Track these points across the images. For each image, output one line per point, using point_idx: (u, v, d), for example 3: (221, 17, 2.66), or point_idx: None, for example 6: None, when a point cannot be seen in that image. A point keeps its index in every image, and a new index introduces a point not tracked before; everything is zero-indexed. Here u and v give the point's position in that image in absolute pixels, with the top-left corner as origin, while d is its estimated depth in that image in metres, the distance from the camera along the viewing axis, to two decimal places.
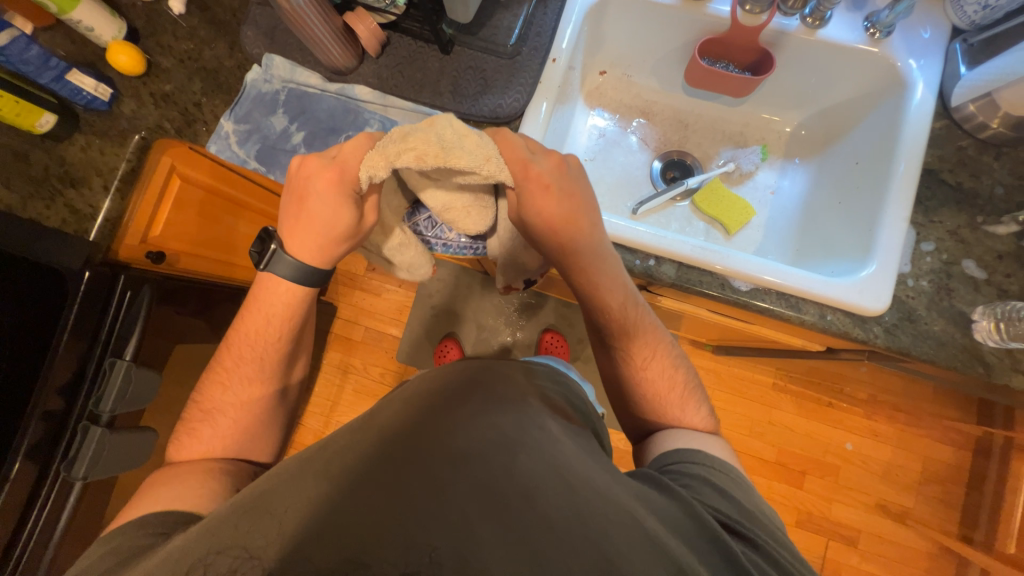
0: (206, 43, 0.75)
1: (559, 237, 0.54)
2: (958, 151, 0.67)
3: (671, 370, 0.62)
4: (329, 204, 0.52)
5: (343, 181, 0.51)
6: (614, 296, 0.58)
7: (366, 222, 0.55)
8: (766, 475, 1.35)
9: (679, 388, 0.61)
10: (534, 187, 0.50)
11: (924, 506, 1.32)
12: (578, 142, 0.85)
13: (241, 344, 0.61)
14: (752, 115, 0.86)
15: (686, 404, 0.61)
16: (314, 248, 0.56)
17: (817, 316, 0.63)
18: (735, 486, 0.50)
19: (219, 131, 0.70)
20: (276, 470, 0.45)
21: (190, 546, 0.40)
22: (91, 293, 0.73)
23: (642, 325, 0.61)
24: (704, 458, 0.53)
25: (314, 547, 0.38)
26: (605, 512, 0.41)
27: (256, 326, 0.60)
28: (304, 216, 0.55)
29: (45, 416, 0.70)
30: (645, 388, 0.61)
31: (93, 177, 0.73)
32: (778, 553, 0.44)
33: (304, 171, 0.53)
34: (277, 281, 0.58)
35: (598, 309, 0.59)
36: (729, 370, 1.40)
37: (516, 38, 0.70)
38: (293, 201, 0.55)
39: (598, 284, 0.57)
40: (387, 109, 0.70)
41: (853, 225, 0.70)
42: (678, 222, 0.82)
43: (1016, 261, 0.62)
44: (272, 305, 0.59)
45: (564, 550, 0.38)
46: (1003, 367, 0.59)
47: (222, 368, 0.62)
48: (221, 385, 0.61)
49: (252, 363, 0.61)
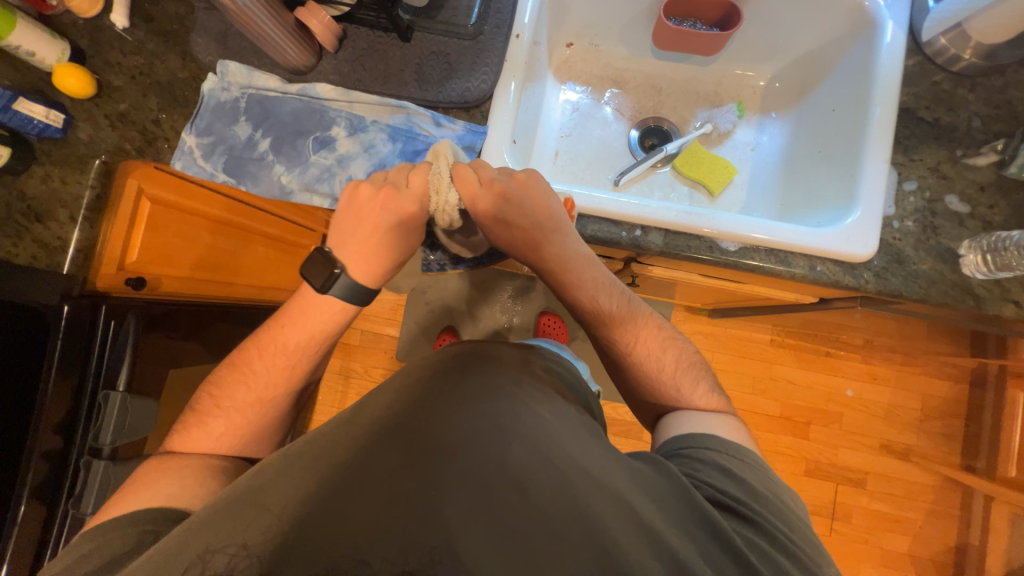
0: (156, 56, 0.71)
1: (523, 248, 0.61)
2: (933, 86, 0.67)
3: (655, 348, 0.62)
4: (399, 232, 0.57)
5: (415, 216, 0.57)
6: (581, 293, 0.62)
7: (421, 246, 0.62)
8: (771, 430, 1.38)
9: (668, 365, 0.62)
10: (489, 220, 0.58)
11: (927, 441, 1.36)
12: (552, 119, 0.83)
13: (272, 348, 0.60)
14: (725, 73, 0.85)
15: (680, 376, 0.61)
16: (377, 274, 0.59)
17: (807, 269, 0.63)
18: (744, 470, 0.50)
19: (182, 146, 0.68)
20: (264, 466, 0.45)
21: (185, 540, 0.39)
22: (74, 327, 0.72)
23: (620, 310, 0.62)
24: (718, 444, 0.53)
25: (314, 546, 0.38)
26: (599, 500, 0.42)
27: (295, 338, 0.59)
28: (370, 243, 0.57)
29: (45, 455, 0.70)
30: (641, 365, 0.62)
31: (58, 209, 0.71)
32: (781, 532, 0.44)
33: (371, 202, 0.57)
34: (331, 299, 0.58)
35: (572, 307, 0.63)
36: (727, 332, 1.41)
37: (476, 17, 0.68)
38: (358, 228, 0.57)
39: (567, 286, 0.62)
40: (352, 105, 0.68)
41: (835, 173, 0.69)
42: (661, 189, 0.81)
43: (998, 191, 0.63)
44: (319, 318, 0.59)
45: (558, 543, 0.39)
46: (993, 298, 0.60)
47: (248, 368, 0.60)
48: (243, 384, 0.59)
49: (281, 369, 0.59)
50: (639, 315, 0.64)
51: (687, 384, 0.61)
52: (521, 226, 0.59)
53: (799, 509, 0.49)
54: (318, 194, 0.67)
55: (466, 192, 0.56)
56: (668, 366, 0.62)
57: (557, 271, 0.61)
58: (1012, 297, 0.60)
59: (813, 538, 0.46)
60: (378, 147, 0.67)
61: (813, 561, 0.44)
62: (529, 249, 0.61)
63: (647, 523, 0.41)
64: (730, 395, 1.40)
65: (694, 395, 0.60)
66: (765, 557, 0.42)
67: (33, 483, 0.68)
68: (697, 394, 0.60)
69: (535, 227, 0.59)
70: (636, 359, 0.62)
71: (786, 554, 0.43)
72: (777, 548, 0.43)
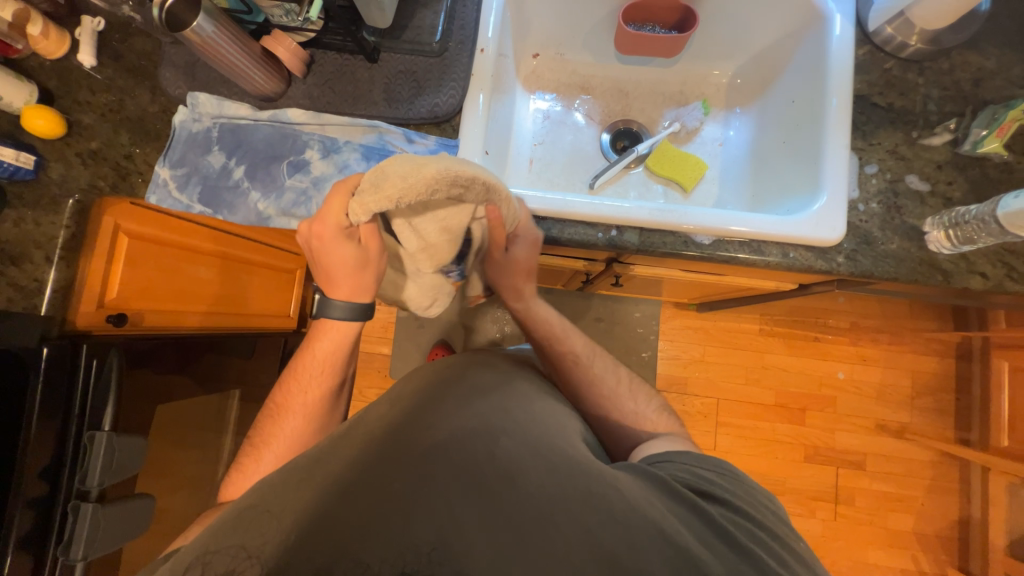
0: (126, 92, 0.72)
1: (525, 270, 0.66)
2: (884, 73, 0.69)
3: (614, 366, 0.69)
4: (332, 250, 0.53)
5: (329, 227, 0.51)
6: (549, 312, 0.71)
7: (372, 248, 0.53)
8: (768, 419, 1.39)
9: (623, 380, 0.68)
10: (512, 243, 0.62)
11: (921, 418, 1.37)
12: (524, 128, 0.85)
13: (292, 385, 0.64)
14: (688, 72, 0.87)
15: (635, 392, 0.67)
16: (350, 286, 0.57)
17: (780, 256, 0.65)
18: (720, 472, 0.51)
19: (156, 179, 0.68)
20: (260, 483, 0.44)
21: (185, 552, 0.38)
22: (55, 368, 0.71)
23: (576, 334, 0.70)
24: (691, 458, 0.53)
25: (311, 552, 0.37)
26: (587, 483, 0.43)
27: (309, 367, 0.63)
28: (324, 267, 0.56)
29: (31, 502, 0.68)
30: (596, 381, 0.66)
31: (33, 251, 0.70)
32: (759, 515, 0.46)
33: (305, 233, 0.55)
34: (325, 321, 0.61)
35: (536, 325, 0.70)
36: (717, 325, 1.43)
37: (440, 35, 0.70)
38: (312, 258, 0.57)
39: (539, 304, 0.71)
40: (324, 128, 0.69)
41: (800, 162, 0.71)
42: (636, 188, 0.83)
43: (955, 168, 0.65)
44: (321, 342, 0.62)
45: (550, 528, 0.39)
46: (960, 272, 0.61)
47: (278, 405, 0.65)
48: (276, 421, 0.64)
49: (304, 399, 0.63)
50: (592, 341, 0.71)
51: (642, 398, 0.66)
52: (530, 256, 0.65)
53: (783, 512, 0.50)
54: (296, 217, 0.67)
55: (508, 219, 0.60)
56: (623, 379, 0.68)
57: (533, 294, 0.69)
58: (979, 269, 0.62)
59: (789, 528, 0.48)
60: (352, 167, 0.67)
61: (792, 543, 0.45)
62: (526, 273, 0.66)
63: (637, 505, 0.42)
64: (725, 387, 1.41)
65: (649, 408, 0.65)
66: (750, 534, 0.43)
67: (18, 535, 0.67)
68: (651, 408, 0.65)
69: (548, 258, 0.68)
70: (598, 372, 0.67)
71: (769, 535, 0.44)
72: (760, 528, 0.44)
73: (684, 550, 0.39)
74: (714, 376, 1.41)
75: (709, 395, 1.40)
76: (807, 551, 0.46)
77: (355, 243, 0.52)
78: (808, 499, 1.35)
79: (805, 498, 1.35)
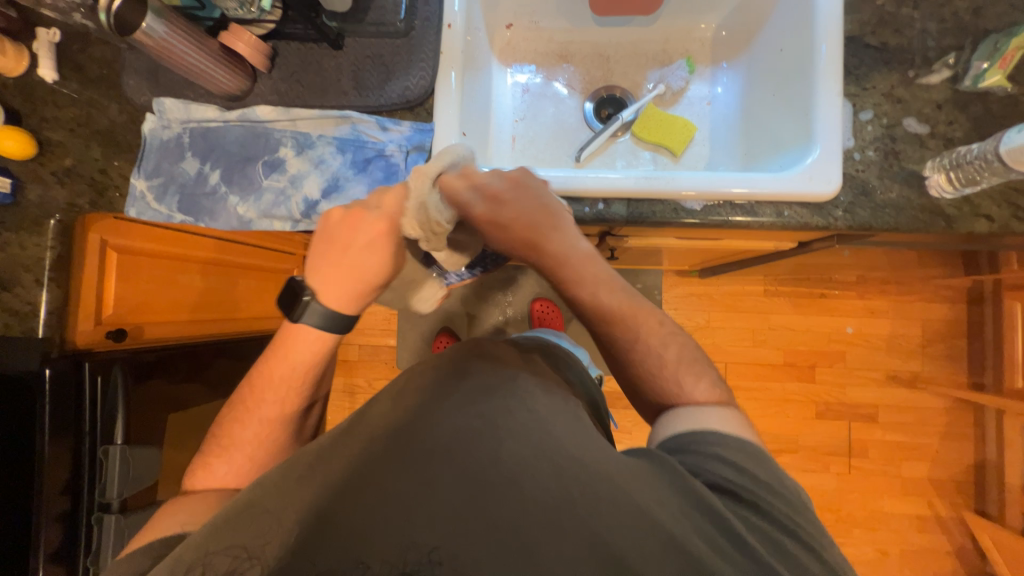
0: (92, 104, 0.70)
1: (521, 248, 0.60)
2: (877, 10, 0.65)
3: (662, 342, 0.59)
4: (375, 251, 0.58)
5: (393, 231, 0.58)
6: (581, 286, 0.60)
7: (400, 264, 0.61)
8: (777, 379, 1.38)
9: (672, 360, 0.59)
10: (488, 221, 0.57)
11: (933, 365, 1.36)
12: (503, 105, 0.82)
13: (264, 386, 0.61)
14: (669, 29, 0.83)
15: (683, 371, 0.58)
16: (349, 297, 0.58)
17: (774, 216, 0.62)
18: (747, 456, 0.49)
19: (133, 192, 0.67)
20: (265, 476, 0.44)
21: (191, 546, 0.39)
22: (59, 388, 0.71)
23: (618, 306, 0.60)
24: (718, 439, 0.50)
25: (316, 550, 0.38)
26: (594, 486, 0.42)
27: (281, 373, 0.60)
28: (345, 264, 0.58)
29: (59, 517, 0.71)
30: (633, 364, 0.60)
31: (21, 274, 0.70)
32: (783, 513, 0.45)
33: (352, 220, 0.58)
34: (306, 329, 0.59)
35: (572, 304, 0.61)
36: (720, 290, 1.40)
37: (404, 13, 0.67)
38: (332, 250, 0.58)
39: (564, 280, 0.60)
40: (296, 123, 0.67)
41: (790, 114, 0.67)
42: (623, 157, 0.80)
43: (956, 106, 0.62)
44: (298, 351, 0.59)
45: (554, 531, 0.39)
46: (965, 216, 0.59)
47: (243, 406, 0.61)
48: (240, 423, 0.61)
49: (273, 406, 0.60)
50: (643, 311, 0.61)
51: (689, 380, 0.58)
52: (520, 228, 0.57)
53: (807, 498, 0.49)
54: (277, 219, 0.65)
55: (462, 193, 0.56)
56: (671, 359, 0.59)
57: (555, 268, 0.60)
58: (983, 212, 0.59)
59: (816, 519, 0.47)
60: (328, 161, 0.66)
61: (814, 540, 0.44)
62: (527, 249, 0.59)
63: (643, 506, 0.41)
64: (733, 351, 1.40)
65: (697, 391, 0.57)
66: (768, 542, 0.42)
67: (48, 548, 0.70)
68: (698, 391, 0.57)
69: (531, 227, 0.58)
70: (640, 354, 0.59)
71: (786, 534, 0.43)
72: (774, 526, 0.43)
73: (693, 555, 0.39)
74: (720, 340, 1.40)
75: (716, 360, 1.40)
76: (828, 541, 0.45)
77: (395, 257, 0.60)
78: (821, 454, 1.36)
79: (818, 453, 1.36)
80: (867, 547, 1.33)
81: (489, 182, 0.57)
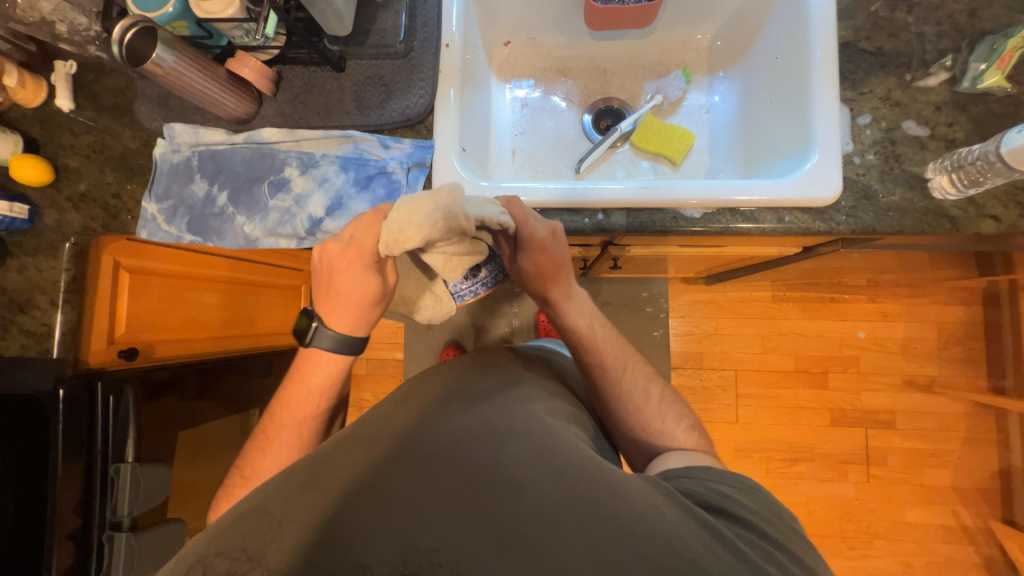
0: (107, 131, 0.72)
1: (540, 283, 0.61)
2: (870, 15, 0.66)
3: (644, 382, 0.63)
4: (354, 280, 0.55)
5: (364, 259, 0.53)
6: (580, 319, 0.63)
7: (390, 282, 0.57)
8: (789, 386, 1.36)
9: (654, 397, 0.62)
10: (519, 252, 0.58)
11: (950, 370, 1.32)
12: (503, 120, 0.83)
13: (280, 411, 0.62)
14: (665, 41, 0.84)
15: (666, 411, 0.62)
16: (351, 321, 0.58)
17: (775, 222, 0.62)
18: (743, 491, 0.48)
19: (145, 215, 0.69)
20: (264, 482, 0.44)
21: (193, 548, 0.39)
22: (72, 408, 0.72)
23: (609, 342, 0.64)
24: (713, 474, 0.50)
25: (316, 557, 0.37)
26: (594, 492, 0.41)
27: (297, 398, 0.61)
28: (334, 295, 0.57)
29: (69, 536, 0.71)
30: (622, 396, 0.62)
31: (39, 296, 0.72)
32: (777, 532, 0.44)
33: (325, 254, 0.55)
34: (319, 353, 0.60)
35: (568, 334, 0.64)
36: (727, 296, 1.39)
37: (403, 35, 0.69)
38: (322, 283, 0.57)
39: (565, 313, 0.63)
40: (300, 143, 0.69)
41: (788, 120, 0.68)
42: (623, 168, 0.81)
43: (955, 107, 0.62)
44: (315, 375, 0.61)
45: (554, 534, 0.38)
46: (970, 217, 0.58)
47: (264, 435, 0.62)
48: (262, 450, 0.62)
49: (291, 431, 0.61)
50: (626, 350, 0.65)
51: (671, 418, 0.61)
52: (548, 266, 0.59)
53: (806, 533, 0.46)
54: (283, 237, 0.67)
55: (525, 223, 0.56)
56: (654, 397, 0.63)
57: (563, 301, 0.62)
58: (989, 213, 0.58)
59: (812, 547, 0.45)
60: (332, 180, 0.67)
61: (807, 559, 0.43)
62: (547, 281, 0.60)
63: (643, 514, 0.41)
64: (742, 358, 1.38)
65: (679, 429, 0.60)
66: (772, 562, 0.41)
67: (60, 570, 0.70)
68: (679, 430, 0.60)
69: (561, 265, 0.59)
70: (626, 388, 0.62)
71: (785, 552, 0.42)
72: (766, 540, 0.43)
73: (690, 558, 0.38)
74: (730, 348, 1.38)
75: (726, 367, 1.38)
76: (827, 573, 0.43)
77: (379, 278, 0.56)
78: (838, 463, 1.32)
79: (835, 462, 1.32)
80: (891, 559, 1.28)
81: (536, 231, 0.57)
